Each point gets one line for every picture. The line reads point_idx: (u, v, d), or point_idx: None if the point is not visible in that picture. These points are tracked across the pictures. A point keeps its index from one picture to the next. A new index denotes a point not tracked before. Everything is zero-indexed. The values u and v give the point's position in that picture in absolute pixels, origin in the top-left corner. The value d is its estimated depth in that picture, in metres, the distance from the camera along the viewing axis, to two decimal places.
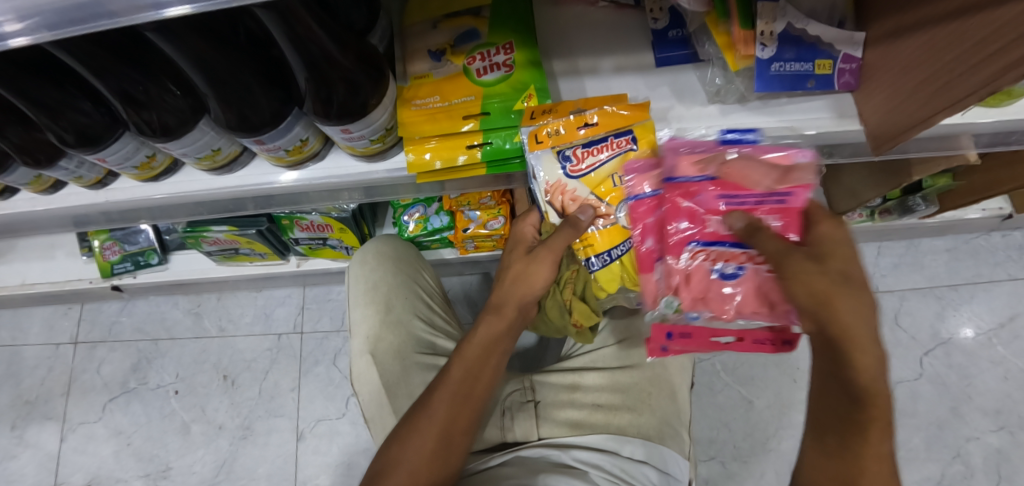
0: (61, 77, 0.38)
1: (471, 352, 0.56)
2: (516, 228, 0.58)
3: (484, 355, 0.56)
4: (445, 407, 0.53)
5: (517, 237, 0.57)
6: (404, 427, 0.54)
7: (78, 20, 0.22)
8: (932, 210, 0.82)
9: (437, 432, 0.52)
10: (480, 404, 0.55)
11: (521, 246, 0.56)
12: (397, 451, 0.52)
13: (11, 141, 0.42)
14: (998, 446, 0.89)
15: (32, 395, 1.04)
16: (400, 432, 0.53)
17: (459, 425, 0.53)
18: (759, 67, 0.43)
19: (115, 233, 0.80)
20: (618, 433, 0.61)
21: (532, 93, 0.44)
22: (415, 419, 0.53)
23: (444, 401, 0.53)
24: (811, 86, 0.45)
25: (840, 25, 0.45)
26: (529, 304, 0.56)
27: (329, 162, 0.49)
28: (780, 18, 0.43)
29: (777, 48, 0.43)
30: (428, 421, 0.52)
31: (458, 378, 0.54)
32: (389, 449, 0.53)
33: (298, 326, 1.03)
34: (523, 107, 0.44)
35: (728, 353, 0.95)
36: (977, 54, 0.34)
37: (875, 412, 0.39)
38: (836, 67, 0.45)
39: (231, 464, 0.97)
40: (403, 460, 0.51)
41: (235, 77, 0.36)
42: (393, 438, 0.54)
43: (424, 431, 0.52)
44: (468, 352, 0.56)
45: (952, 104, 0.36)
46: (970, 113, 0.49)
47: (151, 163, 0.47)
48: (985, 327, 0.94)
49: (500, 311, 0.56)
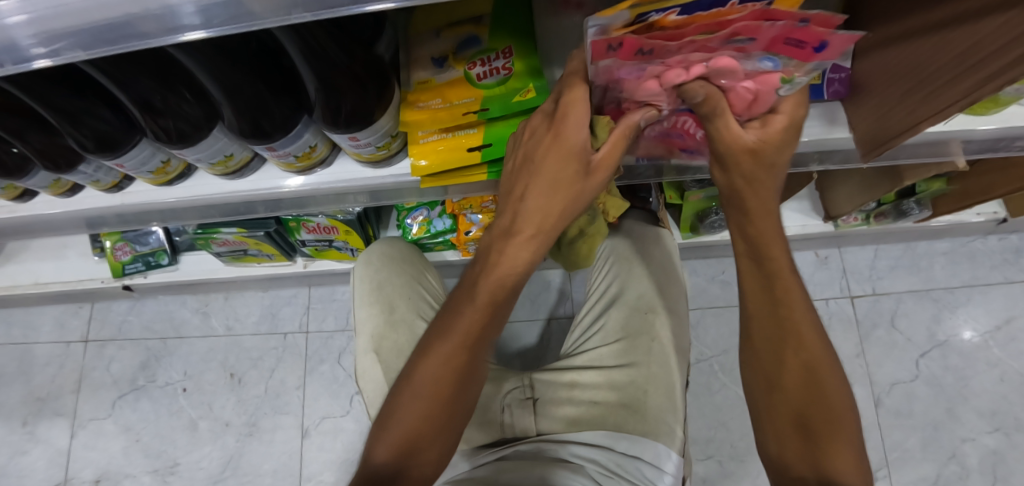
0: (83, 86, 0.40)
1: (481, 295, 0.44)
2: (519, 136, 0.41)
3: (512, 290, 0.45)
4: (432, 369, 0.45)
5: (537, 156, 0.39)
6: (392, 404, 0.46)
7: (108, 41, 0.25)
8: (928, 214, 0.83)
9: (453, 378, 0.45)
10: (490, 341, 0.47)
11: (570, 163, 0.39)
12: (410, 412, 0.45)
13: (32, 146, 0.44)
14: (994, 447, 0.90)
15: (43, 392, 1.06)
16: (410, 378, 0.46)
17: (446, 389, 0.45)
18: None
19: (126, 234, 0.82)
20: (615, 429, 0.62)
21: (531, 89, 0.44)
22: (427, 369, 0.45)
23: (459, 347, 0.45)
24: None
25: (829, 36, 0.47)
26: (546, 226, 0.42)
27: (336, 167, 0.50)
28: None
29: None
30: (443, 366, 0.45)
31: (475, 325, 0.45)
32: (401, 411, 0.45)
33: (303, 325, 1.05)
34: (521, 100, 0.44)
35: (727, 353, 0.97)
36: (952, 69, 0.36)
37: (819, 362, 0.42)
38: (824, 77, 0.46)
39: (237, 461, 0.99)
40: (410, 422, 0.45)
41: (248, 86, 0.38)
42: (403, 383, 0.46)
43: (412, 401, 0.45)
44: (483, 294, 0.44)
45: (935, 113, 0.39)
46: (958, 120, 0.50)
47: (166, 168, 0.49)
48: (982, 328, 0.95)
49: (522, 237, 0.43)
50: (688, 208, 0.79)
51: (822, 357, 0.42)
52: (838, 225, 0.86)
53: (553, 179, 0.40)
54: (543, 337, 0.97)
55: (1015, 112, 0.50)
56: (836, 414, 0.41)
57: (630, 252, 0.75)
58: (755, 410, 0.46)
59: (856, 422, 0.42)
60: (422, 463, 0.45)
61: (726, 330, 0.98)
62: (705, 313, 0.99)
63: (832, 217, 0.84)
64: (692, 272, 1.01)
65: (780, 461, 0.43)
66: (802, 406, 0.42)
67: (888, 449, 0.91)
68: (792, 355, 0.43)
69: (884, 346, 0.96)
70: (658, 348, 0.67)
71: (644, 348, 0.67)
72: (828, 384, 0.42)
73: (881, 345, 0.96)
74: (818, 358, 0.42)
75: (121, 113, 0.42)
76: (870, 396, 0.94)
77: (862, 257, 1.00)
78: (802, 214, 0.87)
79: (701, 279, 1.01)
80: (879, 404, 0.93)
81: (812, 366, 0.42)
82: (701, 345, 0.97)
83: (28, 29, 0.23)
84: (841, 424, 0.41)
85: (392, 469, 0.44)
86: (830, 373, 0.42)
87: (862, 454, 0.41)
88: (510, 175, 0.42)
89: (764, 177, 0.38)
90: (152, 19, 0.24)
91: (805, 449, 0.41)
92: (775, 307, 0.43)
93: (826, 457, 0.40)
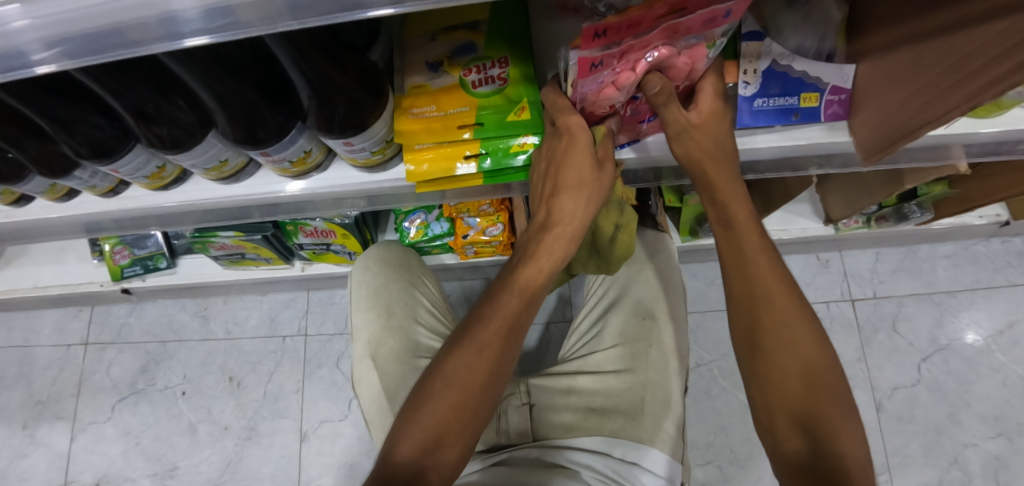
0: (76, 93, 0.40)
1: (522, 281, 0.45)
2: (539, 151, 0.44)
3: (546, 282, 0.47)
4: (463, 363, 0.44)
5: (560, 156, 0.42)
6: (414, 398, 0.45)
7: (97, 50, 0.24)
8: (929, 217, 0.82)
9: (487, 366, 0.45)
10: (523, 335, 0.47)
11: (587, 155, 0.42)
12: (439, 404, 0.44)
13: (28, 153, 0.44)
14: (997, 452, 0.89)
15: (44, 395, 1.06)
16: (442, 365, 0.45)
17: (478, 380, 0.44)
18: (742, 102, 0.46)
19: (125, 238, 0.82)
20: (611, 436, 0.60)
21: (525, 107, 0.44)
22: (462, 357, 0.44)
23: (496, 335, 0.45)
24: (795, 119, 0.46)
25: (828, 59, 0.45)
26: (573, 219, 0.45)
27: (331, 172, 0.50)
28: (765, 56, 0.44)
29: (763, 83, 0.45)
30: (478, 353, 0.44)
31: (513, 311, 0.45)
32: (428, 404, 0.44)
33: (302, 329, 1.05)
34: (516, 118, 0.44)
35: (726, 358, 0.96)
36: (952, 75, 0.35)
37: (817, 364, 0.40)
38: (823, 99, 0.46)
39: (236, 464, 0.99)
40: (442, 410, 0.44)
41: (242, 93, 0.38)
42: (433, 372, 0.45)
43: (443, 394, 0.44)
44: (522, 277, 0.46)
45: (934, 119, 0.38)
46: (960, 123, 0.49)
47: (162, 173, 0.49)
48: (985, 332, 0.95)
49: (555, 230, 0.45)
50: (687, 211, 0.79)
51: (823, 361, 0.40)
52: (838, 228, 0.86)
53: (577, 178, 0.42)
54: (542, 341, 0.97)
55: (1017, 115, 0.49)
56: (836, 411, 0.39)
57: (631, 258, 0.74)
58: (755, 409, 0.42)
59: (845, 392, 0.40)
60: (440, 463, 0.43)
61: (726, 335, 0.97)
62: (705, 316, 0.99)
63: (832, 220, 0.83)
64: (691, 275, 1.01)
65: (781, 461, 0.39)
66: (786, 374, 0.40)
67: (890, 454, 0.90)
68: (794, 361, 0.40)
69: (886, 350, 0.95)
70: (656, 355, 0.66)
71: (642, 354, 0.67)
72: (832, 387, 0.40)
73: (883, 350, 0.95)
74: (820, 361, 0.40)
75: (115, 119, 0.42)
76: (871, 401, 0.93)
77: (863, 260, 1.00)
78: (802, 218, 0.86)
79: (700, 282, 1.00)
80: (880, 408, 0.92)
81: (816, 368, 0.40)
82: (700, 350, 0.97)
83: (29, 33, 0.23)
84: (830, 397, 0.39)
85: (413, 467, 0.42)
86: (816, 351, 0.41)
87: (854, 424, 0.39)
88: (538, 178, 0.45)
89: (716, 153, 0.42)
90: (145, 28, 0.24)
91: (803, 446, 0.38)
92: (769, 315, 0.42)
93: (836, 452, 0.37)
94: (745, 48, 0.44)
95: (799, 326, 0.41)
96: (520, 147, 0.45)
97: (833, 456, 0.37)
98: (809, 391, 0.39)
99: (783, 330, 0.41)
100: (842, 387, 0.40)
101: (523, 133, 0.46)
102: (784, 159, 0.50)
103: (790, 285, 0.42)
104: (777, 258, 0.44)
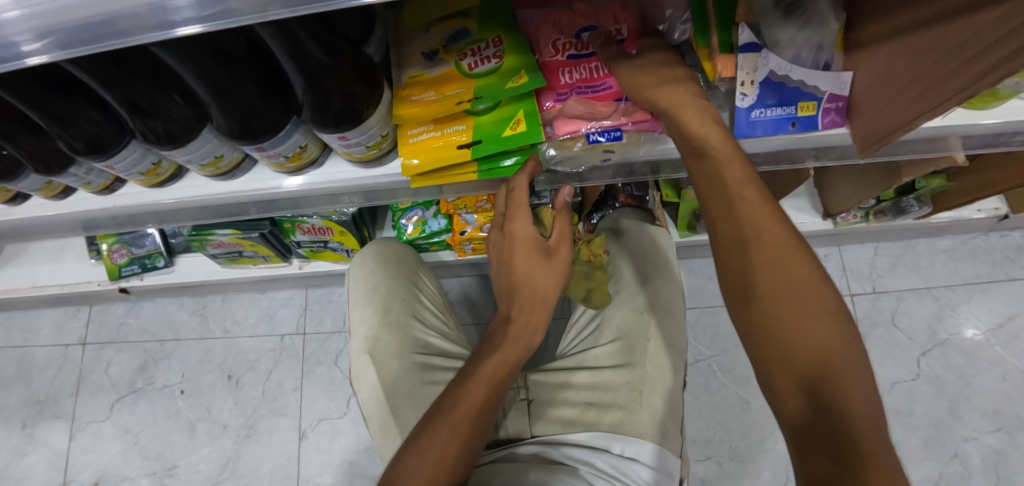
0: (71, 88, 0.40)
1: (488, 370, 0.50)
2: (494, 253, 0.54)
3: (512, 369, 0.51)
4: (437, 443, 0.46)
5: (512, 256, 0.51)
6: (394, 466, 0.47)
7: (91, 39, 0.24)
8: (926, 211, 0.82)
9: (460, 444, 0.47)
10: (494, 415, 0.50)
11: (532, 249, 0.51)
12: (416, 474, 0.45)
13: (23, 148, 0.43)
14: (997, 446, 0.89)
15: (42, 394, 1.06)
16: (415, 442, 0.47)
17: (451, 457, 0.46)
18: (740, 114, 0.45)
19: (122, 236, 0.82)
20: (610, 430, 0.61)
21: (524, 75, 0.43)
22: (436, 435, 0.47)
23: (466, 416, 0.48)
24: (793, 128, 0.45)
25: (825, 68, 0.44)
26: (537, 307, 0.51)
27: (328, 168, 0.50)
28: (763, 66, 0.42)
29: (760, 93, 0.44)
30: (450, 435, 0.47)
31: (481, 397, 0.49)
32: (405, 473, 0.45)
33: (300, 327, 1.04)
34: (514, 86, 0.43)
35: (725, 353, 0.96)
36: (948, 63, 0.35)
37: (818, 312, 0.35)
38: (820, 107, 0.45)
39: (235, 463, 0.99)
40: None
41: (236, 86, 0.38)
42: (409, 448, 0.47)
43: (418, 463, 0.45)
44: (488, 367, 0.50)
45: (932, 108, 0.38)
46: (957, 114, 0.49)
47: (157, 169, 0.49)
48: (984, 327, 0.95)
49: (520, 322, 0.51)
50: (685, 205, 0.79)
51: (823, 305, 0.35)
52: (836, 223, 0.86)
53: (526, 270, 0.51)
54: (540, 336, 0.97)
55: (1015, 106, 0.49)
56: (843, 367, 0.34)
57: (625, 263, 0.74)
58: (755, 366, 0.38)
59: (853, 340, 0.35)
60: None
61: (725, 331, 0.97)
62: (704, 312, 0.99)
63: (830, 214, 0.83)
64: (690, 271, 1.01)
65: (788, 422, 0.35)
66: (783, 323, 0.35)
67: None
68: (790, 310, 0.35)
69: (885, 345, 0.95)
70: (654, 349, 0.66)
71: (640, 348, 0.67)
72: (839, 337, 0.34)
73: (882, 344, 0.95)
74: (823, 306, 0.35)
75: (110, 114, 0.42)
76: None
77: (861, 255, 1.00)
78: (801, 212, 0.86)
79: (699, 278, 1.01)
80: None
81: (817, 315, 0.35)
82: (699, 345, 0.97)
83: (23, 24, 0.23)
84: (837, 348, 0.34)
85: None
86: (819, 298, 0.35)
87: (866, 382, 0.34)
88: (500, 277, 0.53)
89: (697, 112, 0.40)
90: (140, 17, 0.24)
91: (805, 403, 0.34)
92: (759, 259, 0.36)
93: (844, 409, 0.32)
94: (741, 61, 0.42)
95: (796, 268, 0.36)
96: (514, 133, 0.45)
97: (839, 417, 0.32)
98: (810, 339, 0.34)
99: (778, 276, 0.36)
100: (848, 334, 0.35)
101: (517, 118, 0.45)
102: (780, 152, 0.51)
103: (785, 227, 0.37)
104: (768, 196, 0.38)
